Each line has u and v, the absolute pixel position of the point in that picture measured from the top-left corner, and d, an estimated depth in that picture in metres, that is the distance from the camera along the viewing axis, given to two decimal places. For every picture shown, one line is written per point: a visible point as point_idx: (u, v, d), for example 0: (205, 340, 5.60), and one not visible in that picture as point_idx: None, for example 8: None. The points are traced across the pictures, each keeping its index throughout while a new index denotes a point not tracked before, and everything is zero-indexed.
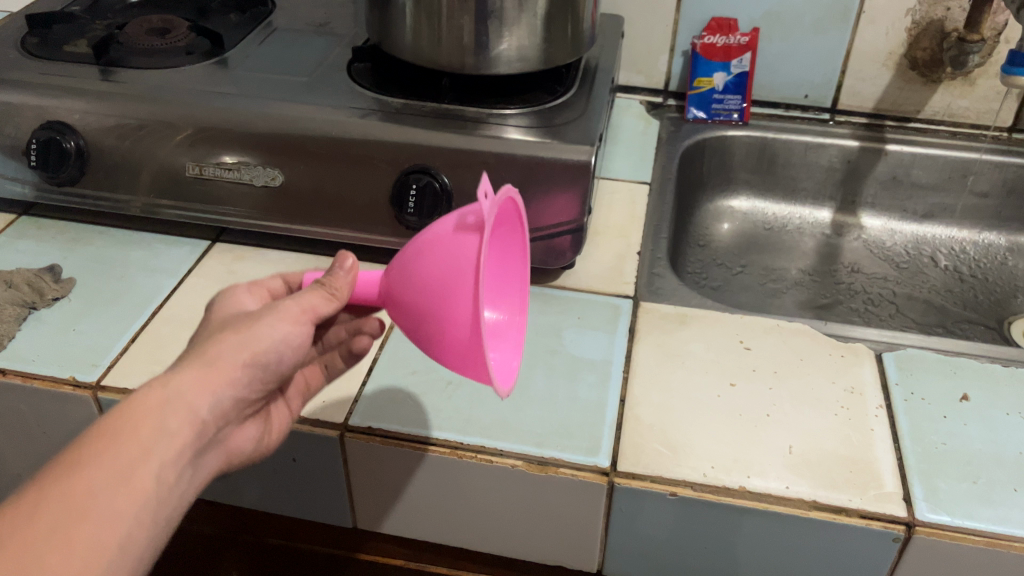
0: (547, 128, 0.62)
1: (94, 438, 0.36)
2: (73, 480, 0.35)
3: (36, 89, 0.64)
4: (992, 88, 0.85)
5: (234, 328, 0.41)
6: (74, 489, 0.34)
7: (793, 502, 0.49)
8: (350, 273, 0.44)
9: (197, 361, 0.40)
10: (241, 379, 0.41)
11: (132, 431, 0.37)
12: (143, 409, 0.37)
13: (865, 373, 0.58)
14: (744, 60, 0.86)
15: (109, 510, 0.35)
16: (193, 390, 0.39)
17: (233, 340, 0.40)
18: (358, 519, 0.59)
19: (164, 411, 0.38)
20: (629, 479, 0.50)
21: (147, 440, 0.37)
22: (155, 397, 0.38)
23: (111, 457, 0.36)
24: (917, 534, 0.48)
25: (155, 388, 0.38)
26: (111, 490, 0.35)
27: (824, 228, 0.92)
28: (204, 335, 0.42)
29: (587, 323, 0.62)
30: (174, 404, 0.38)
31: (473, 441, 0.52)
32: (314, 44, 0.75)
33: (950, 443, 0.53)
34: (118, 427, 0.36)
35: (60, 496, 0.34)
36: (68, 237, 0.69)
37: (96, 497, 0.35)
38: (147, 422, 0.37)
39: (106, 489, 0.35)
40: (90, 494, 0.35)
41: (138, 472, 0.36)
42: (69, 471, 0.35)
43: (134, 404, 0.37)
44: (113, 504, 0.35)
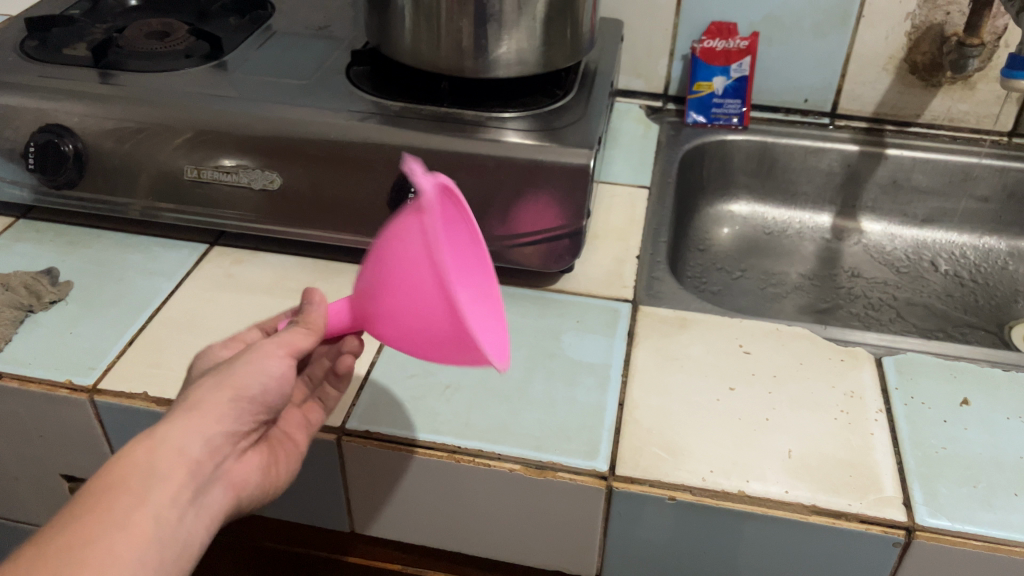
0: (546, 131, 0.62)
1: (87, 492, 0.37)
2: (71, 532, 0.35)
3: (35, 92, 0.65)
4: (992, 93, 0.85)
5: (214, 373, 0.42)
6: (72, 540, 0.35)
7: (792, 506, 0.49)
8: (323, 305, 0.45)
9: (183, 407, 0.40)
10: (229, 415, 0.41)
11: (123, 479, 0.37)
12: (134, 458, 0.38)
13: (864, 377, 0.58)
14: (744, 65, 0.86)
15: (109, 557, 0.35)
16: (182, 431, 0.39)
17: (214, 382, 0.41)
18: (355, 524, 0.58)
19: (154, 455, 0.38)
20: (627, 483, 0.50)
21: (141, 485, 0.37)
22: (145, 444, 0.38)
23: (106, 507, 0.36)
24: (917, 539, 0.47)
25: (142, 437, 0.39)
26: (110, 537, 0.35)
27: (825, 232, 0.92)
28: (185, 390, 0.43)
29: (586, 327, 0.61)
30: (164, 446, 0.39)
31: (470, 445, 0.52)
32: (313, 47, 0.75)
33: (950, 447, 0.52)
34: (111, 478, 0.37)
35: (58, 549, 0.34)
36: (66, 240, 0.68)
37: (94, 546, 0.35)
38: (138, 468, 0.38)
39: (104, 536, 0.35)
40: (89, 542, 0.35)
41: (134, 518, 0.36)
42: (65, 525, 0.35)
43: (122, 455, 0.38)
44: (113, 550, 0.35)
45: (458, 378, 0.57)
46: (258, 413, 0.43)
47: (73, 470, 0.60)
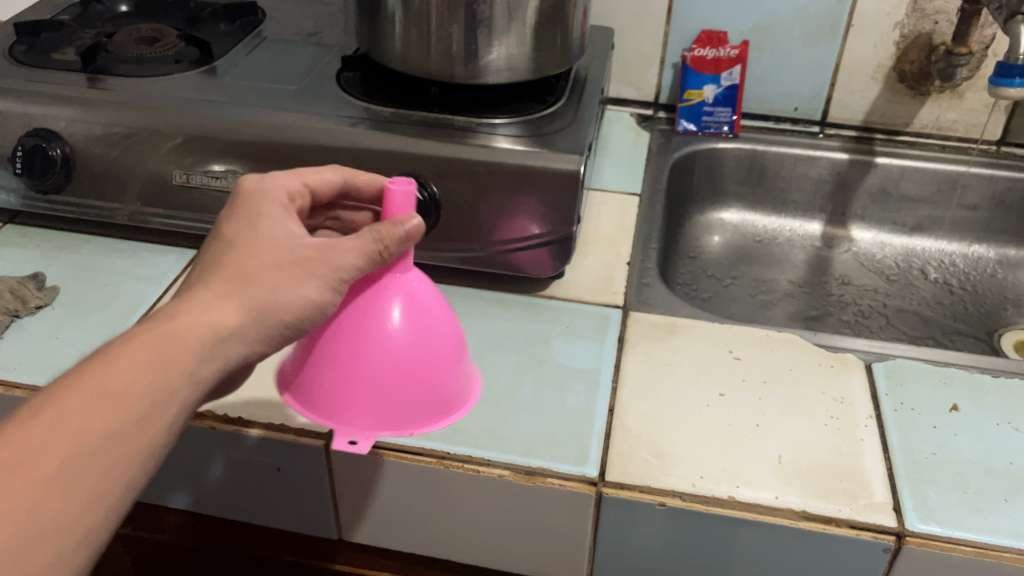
0: (536, 137, 0.63)
1: (124, 370, 0.36)
2: (99, 412, 0.35)
3: (23, 96, 0.64)
4: (980, 102, 0.86)
5: (283, 277, 0.42)
6: (99, 423, 0.35)
7: (782, 512, 0.48)
8: (411, 236, 0.46)
9: (244, 303, 0.40)
10: (277, 333, 0.42)
11: (164, 368, 0.37)
12: (183, 346, 0.38)
13: (854, 383, 0.58)
14: (734, 73, 0.87)
15: (123, 450, 0.35)
16: (232, 334, 0.39)
17: (281, 288, 0.41)
18: (343, 531, 0.58)
19: (203, 353, 0.38)
20: (617, 489, 0.50)
21: (179, 382, 0.37)
22: (200, 335, 0.38)
23: (141, 396, 0.36)
24: (907, 544, 0.47)
25: (197, 326, 0.39)
26: (133, 430, 0.36)
27: (814, 240, 0.92)
28: (240, 261, 0.41)
29: (575, 332, 0.61)
30: (214, 347, 0.39)
31: (460, 450, 0.51)
32: (303, 53, 0.75)
33: (940, 453, 0.52)
34: (159, 359, 0.37)
35: (82, 427, 0.34)
36: (53, 245, 0.68)
37: (115, 435, 0.35)
38: (186, 361, 0.38)
39: (126, 429, 0.36)
40: (110, 430, 0.35)
41: (161, 415, 0.37)
42: (99, 397, 0.35)
43: (170, 339, 0.38)
44: (134, 437, 0.36)
45: None
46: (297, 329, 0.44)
47: None
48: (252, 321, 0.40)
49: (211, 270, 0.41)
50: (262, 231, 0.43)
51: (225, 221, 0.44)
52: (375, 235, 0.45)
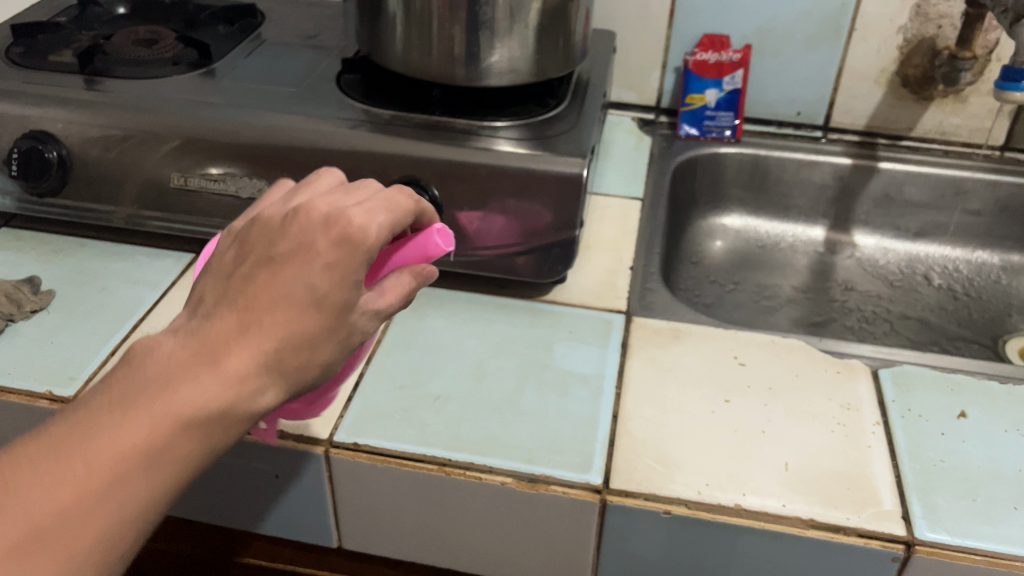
0: (539, 140, 0.62)
1: (162, 443, 0.33)
2: (132, 488, 0.33)
3: (19, 98, 0.64)
4: (984, 106, 0.86)
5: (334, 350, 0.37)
6: (130, 496, 0.33)
7: (790, 520, 0.48)
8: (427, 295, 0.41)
9: (293, 378, 0.36)
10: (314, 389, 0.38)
11: (201, 442, 0.34)
12: (226, 421, 0.35)
13: (861, 389, 0.57)
14: (736, 77, 0.87)
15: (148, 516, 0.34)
16: (276, 405, 0.36)
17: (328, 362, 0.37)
18: (343, 540, 0.57)
19: (241, 424, 0.35)
20: (621, 496, 0.49)
21: (212, 452, 0.35)
22: (243, 409, 0.35)
23: (175, 467, 0.34)
24: (917, 554, 0.46)
25: (243, 403, 0.35)
26: (159, 498, 0.34)
27: (818, 246, 0.91)
28: (297, 326, 0.35)
29: (578, 337, 0.61)
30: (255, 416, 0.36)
31: (461, 457, 0.51)
32: (303, 56, 0.75)
33: (948, 460, 0.51)
34: (197, 433, 0.34)
35: (110, 501, 0.33)
36: (49, 249, 0.67)
37: (144, 506, 0.34)
38: (224, 433, 0.35)
39: (154, 501, 0.34)
40: (139, 501, 0.33)
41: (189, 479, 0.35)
42: (132, 471, 0.33)
43: (213, 413, 0.34)
44: (159, 504, 0.34)
45: (448, 390, 0.56)
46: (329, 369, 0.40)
47: None
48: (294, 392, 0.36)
49: (268, 317, 0.35)
50: (333, 291, 0.36)
51: (309, 243, 0.36)
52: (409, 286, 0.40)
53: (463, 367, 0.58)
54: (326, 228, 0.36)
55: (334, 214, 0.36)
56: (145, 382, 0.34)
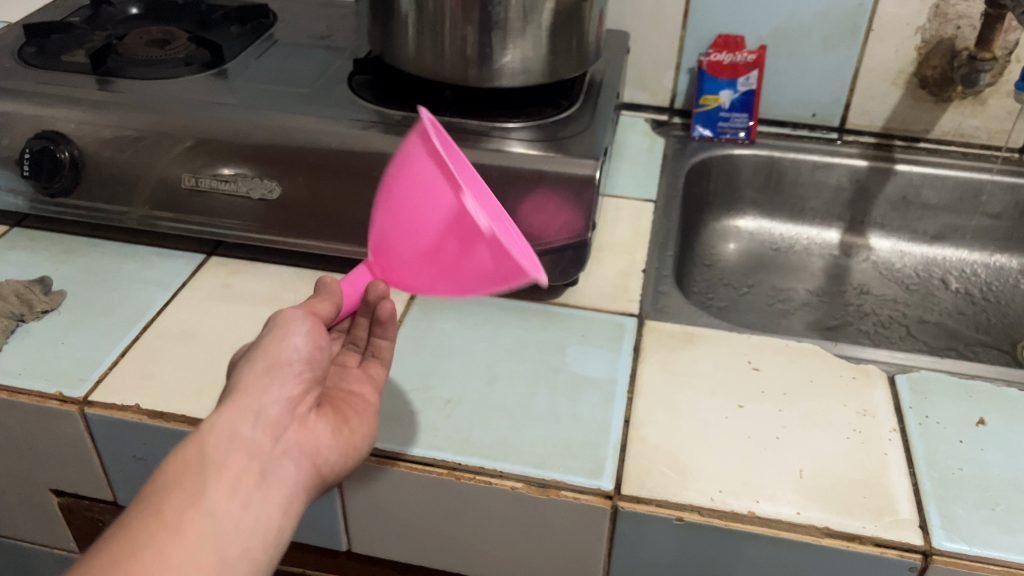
0: (551, 141, 0.61)
1: (139, 501, 0.38)
2: (121, 543, 0.36)
3: (32, 98, 0.64)
4: (1003, 108, 0.84)
5: (242, 357, 0.43)
6: (122, 547, 0.35)
7: (805, 528, 0.47)
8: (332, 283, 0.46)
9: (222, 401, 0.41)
10: (277, 384, 0.41)
11: (173, 480, 0.38)
12: (185, 455, 0.39)
13: (877, 395, 0.56)
14: (751, 78, 0.86)
15: (158, 559, 0.35)
16: (224, 418, 0.40)
17: (245, 364, 0.42)
18: (352, 543, 0.56)
19: (201, 451, 0.39)
20: (633, 503, 0.48)
21: (194, 485, 0.38)
22: (193, 438, 0.39)
23: (158, 510, 0.37)
24: (934, 563, 0.45)
25: (193, 434, 0.40)
26: (158, 540, 0.36)
27: (833, 249, 0.90)
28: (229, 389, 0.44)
29: (591, 341, 0.60)
30: (210, 440, 0.39)
31: (471, 462, 0.50)
32: (315, 57, 0.74)
33: (967, 468, 0.50)
34: (164, 476, 0.38)
35: (106, 561, 0.35)
36: (61, 249, 0.67)
37: (142, 550, 0.35)
38: (188, 465, 0.38)
39: (147, 550, 0.35)
40: (136, 548, 0.35)
41: (185, 517, 0.37)
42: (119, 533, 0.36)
43: (172, 459, 0.39)
44: (161, 553, 0.36)
45: (458, 392, 0.55)
46: (304, 375, 0.42)
47: (62, 485, 0.58)
48: (239, 395, 0.41)
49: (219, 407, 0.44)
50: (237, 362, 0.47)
51: None
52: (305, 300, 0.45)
53: (474, 370, 0.57)
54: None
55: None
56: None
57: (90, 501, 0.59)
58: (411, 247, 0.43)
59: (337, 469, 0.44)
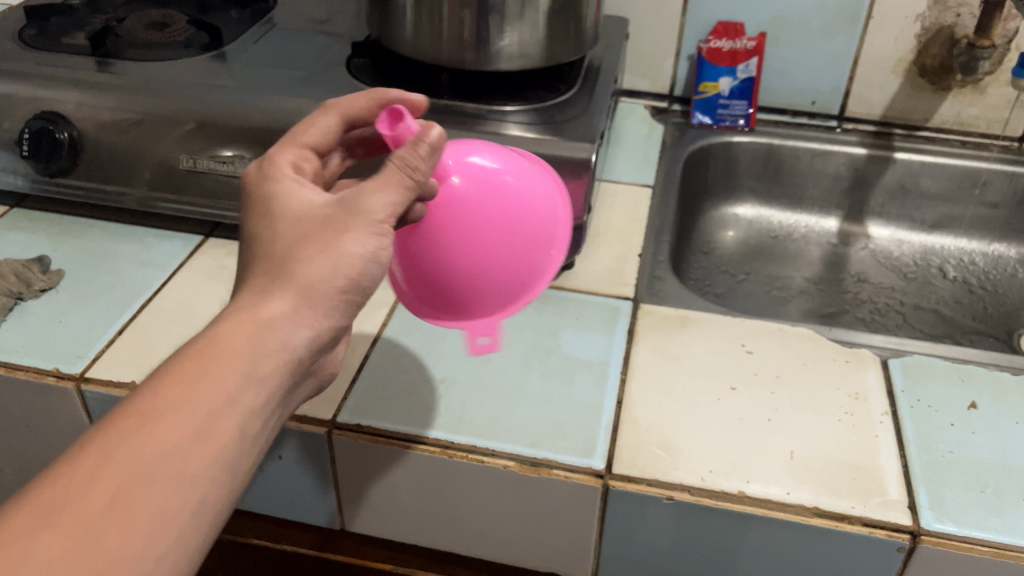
0: (548, 125, 0.62)
1: (169, 393, 0.33)
2: (147, 440, 0.32)
3: (32, 80, 0.64)
4: (1002, 97, 0.84)
5: (320, 248, 0.37)
6: (151, 446, 0.32)
7: (794, 508, 0.47)
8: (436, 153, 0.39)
9: (287, 293, 0.36)
10: (336, 308, 0.38)
11: (215, 378, 0.34)
12: (233, 352, 0.35)
13: (869, 379, 0.56)
14: (750, 66, 0.86)
15: (185, 470, 0.33)
16: (277, 322, 0.36)
17: (322, 266, 0.36)
18: (346, 522, 0.57)
19: (251, 354, 0.35)
20: (624, 482, 0.48)
21: (235, 393, 0.34)
22: (244, 335, 0.35)
23: (194, 410, 0.33)
24: (923, 544, 0.46)
25: (244, 328, 0.35)
26: (190, 447, 0.33)
27: (831, 237, 0.90)
28: (271, 251, 0.37)
29: (585, 324, 0.60)
30: (264, 345, 0.35)
31: (464, 441, 0.51)
32: (313, 41, 0.74)
33: (957, 451, 0.51)
34: (202, 370, 0.34)
35: (128, 453, 0.32)
36: (60, 229, 0.68)
37: (174, 456, 0.32)
38: (235, 369, 0.34)
39: (176, 458, 0.32)
40: (166, 451, 0.32)
41: (221, 428, 0.34)
42: (141, 425, 0.32)
43: (216, 348, 0.35)
44: (186, 464, 0.33)
45: (451, 372, 0.56)
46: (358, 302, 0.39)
47: (60, 462, 0.59)
48: (301, 303, 0.36)
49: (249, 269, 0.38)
50: (287, 205, 0.39)
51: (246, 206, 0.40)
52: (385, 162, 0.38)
53: (469, 352, 0.57)
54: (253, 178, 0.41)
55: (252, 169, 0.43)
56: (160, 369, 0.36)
57: None
58: (491, 200, 0.44)
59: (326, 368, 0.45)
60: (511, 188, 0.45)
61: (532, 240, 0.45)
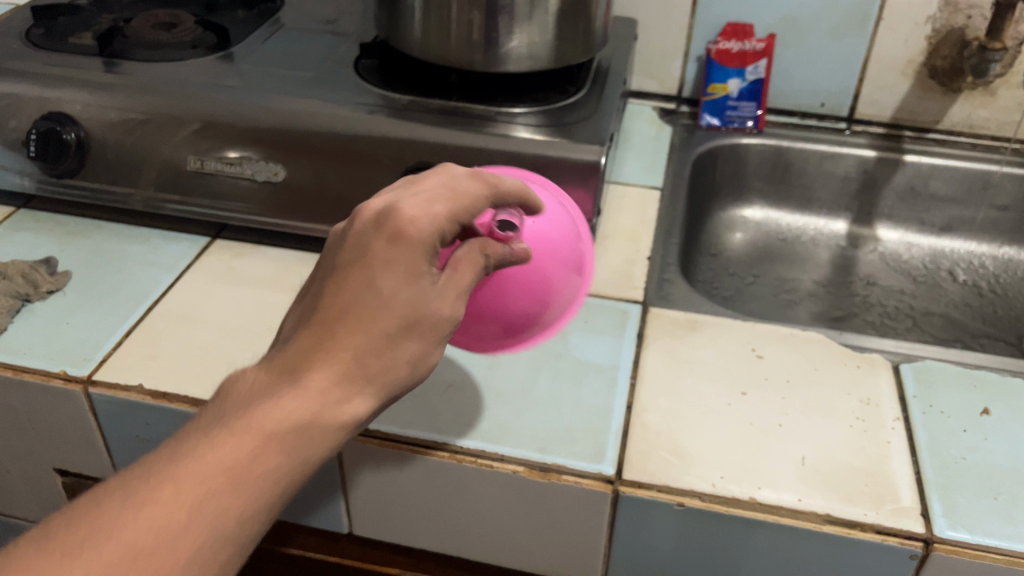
0: (557, 127, 0.61)
1: (259, 465, 0.34)
2: (234, 510, 0.34)
3: (39, 79, 0.64)
4: (1013, 99, 0.84)
5: (420, 355, 0.38)
6: (221, 521, 0.33)
7: (805, 515, 0.47)
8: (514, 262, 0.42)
9: (383, 386, 0.37)
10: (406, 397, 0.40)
11: (301, 457, 0.35)
12: (313, 438, 0.35)
13: (880, 384, 0.55)
14: (759, 68, 0.85)
15: (242, 543, 0.34)
16: (367, 411, 0.37)
17: (413, 367, 0.38)
18: (353, 526, 0.57)
19: (336, 437, 0.36)
20: (634, 488, 0.48)
21: (309, 468, 0.36)
22: (337, 419, 0.36)
23: (266, 492, 0.35)
24: (936, 552, 0.45)
25: (331, 420, 0.36)
26: (251, 527, 0.35)
27: (839, 240, 0.90)
28: (373, 334, 0.36)
29: (594, 327, 0.60)
30: (347, 429, 0.37)
31: (472, 445, 0.50)
32: (320, 41, 0.74)
33: (970, 457, 0.50)
34: (292, 448, 0.35)
35: (212, 520, 0.33)
36: (66, 230, 0.67)
37: (237, 533, 0.34)
38: (320, 451, 0.36)
39: (251, 528, 0.35)
40: (242, 522, 0.34)
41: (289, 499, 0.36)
42: (229, 494, 0.34)
43: (309, 426, 0.35)
44: (254, 531, 0.35)
45: (460, 375, 0.55)
46: None
47: (66, 464, 0.59)
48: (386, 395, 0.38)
49: (339, 337, 0.36)
50: (420, 292, 0.37)
51: (369, 249, 0.37)
52: (478, 251, 0.40)
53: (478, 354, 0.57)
54: (380, 228, 0.37)
55: (382, 210, 0.38)
56: (233, 407, 0.36)
57: (91, 481, 0.60)
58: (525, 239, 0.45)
59: None
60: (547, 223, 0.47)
61: (565, 268, 0.47)
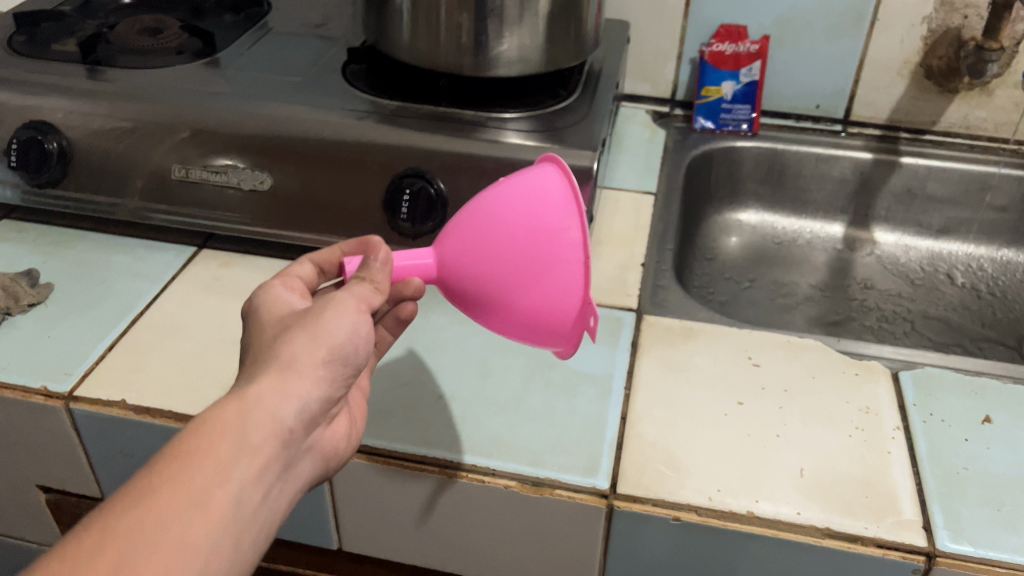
0: (548, 132, 0.60)
1: (167, 464, 0.34)
2: (148, 511, 0.33)
3: (20, 87, 0.63)
4: (1010, 99, 0.83)
5: (300, 327, 0.39)
6: (144, 517, 0.32)
7: (805, 529, 0.46)
8: (387, 262, 0.43)
9: (272, 368, 0.38)
10: (324, 375, 0.39)
11: (209, 448, 0.35)
12: (217, 422, 0.36)
13: (880, 392, 0.54)
14: (754, 69, 0.85)
15: (183, 540, 0.33)
16: (270, 392, 0.37)
17: (302, 340, 0.38)
18: (343, 542, 0.56)
19: (243, 424, 0.36)
20: (629, 502, 0.47)
21: (228, 461, 0.35)
22: (234, 406, 0.36)
23: (187, 482, 0.34)
24: (939, 565, 0.44)
25: (230, 403, 0.36)
26: (177, 526, 0.33)
27: (836, 243, 0.89)
28: (258, 346, 0.40)
29: (587, 335, 0.59)
30: (256, 414, 0.36)
31: (463, 459, 0.49)
32: (308, 46, 0.73)
33: (972, 467, 0.49)
34: (195, 442, 0.35)
35: (127, 525, 0.32)
36: (49, 240, 0.66)
37: (170, 527, 0.33)
38: (229, 439, 0.35)
39: (177, 528, 0.33)
40: (162, 522, 0.33)
41: (218, 498, 0.34)
42: (140, 500, 0.33)
43: (209, 420, 0.36)
44: (186, 534, 0.33)
45: (450, 387, 0.54)
46: (347, 372, 0.40)
47: (50, 480, 0.57)
48: (286, 372, 0.37)
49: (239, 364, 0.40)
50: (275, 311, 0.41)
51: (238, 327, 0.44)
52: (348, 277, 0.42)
53: (468, 364, 0.56)
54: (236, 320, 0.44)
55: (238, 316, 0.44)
56: None
57: (76, 498, 0.58)
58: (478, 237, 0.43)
59: (341, 456, 0.44)
60: (499, 208, 0.43)
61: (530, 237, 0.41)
